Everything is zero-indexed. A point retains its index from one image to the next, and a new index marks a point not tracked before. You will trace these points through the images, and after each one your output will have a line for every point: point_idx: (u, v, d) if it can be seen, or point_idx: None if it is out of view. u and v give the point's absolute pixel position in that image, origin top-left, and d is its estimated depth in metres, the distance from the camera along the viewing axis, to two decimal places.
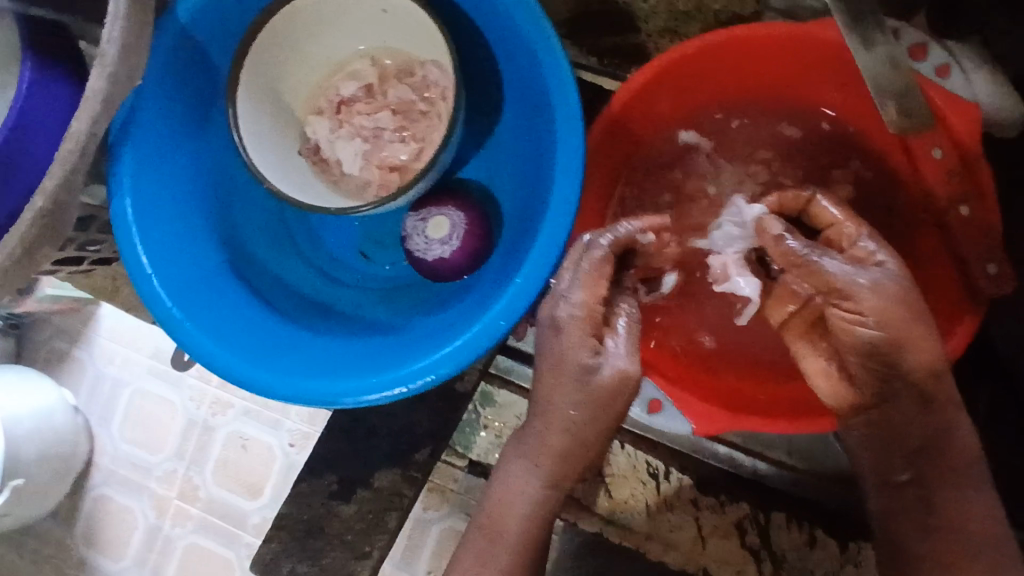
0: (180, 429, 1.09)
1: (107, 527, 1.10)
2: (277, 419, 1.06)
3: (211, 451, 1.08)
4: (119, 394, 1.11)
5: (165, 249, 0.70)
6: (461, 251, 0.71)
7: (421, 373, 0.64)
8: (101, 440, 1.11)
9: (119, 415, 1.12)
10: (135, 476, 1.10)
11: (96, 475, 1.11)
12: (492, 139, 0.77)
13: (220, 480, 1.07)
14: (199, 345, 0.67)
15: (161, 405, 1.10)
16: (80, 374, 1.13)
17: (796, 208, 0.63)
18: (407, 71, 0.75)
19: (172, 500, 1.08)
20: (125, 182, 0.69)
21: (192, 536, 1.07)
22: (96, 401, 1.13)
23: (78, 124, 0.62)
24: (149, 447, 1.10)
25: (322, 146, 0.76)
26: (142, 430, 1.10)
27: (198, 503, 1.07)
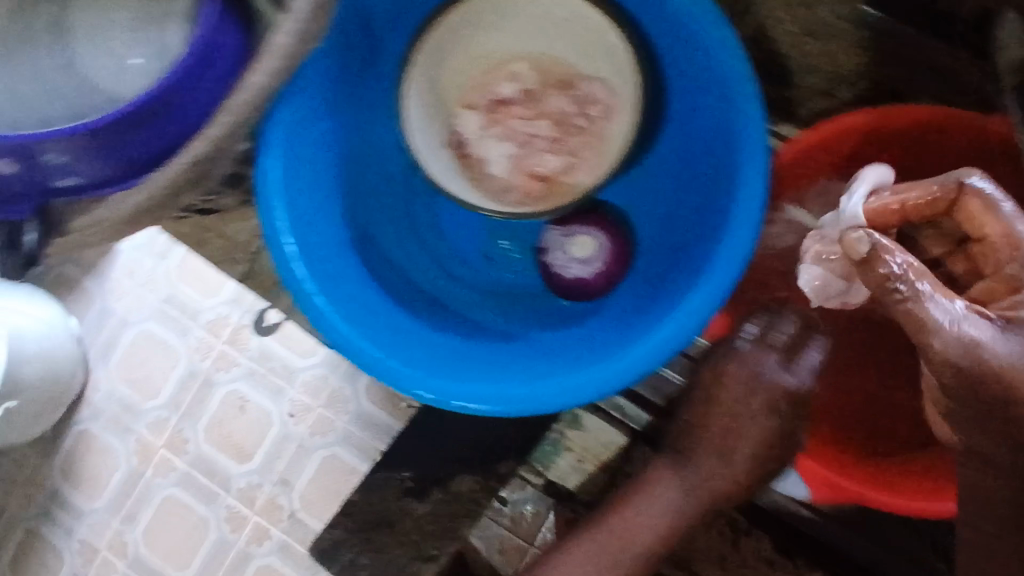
0: (178, 378, 1.03)
1: (88, 464, 1.05)
2: (280, 387, 1.01)
3: (208, 407, 1.03)
4: (122, 330, 1.06)
5: (303, 217, 0.68)
6: (602, 276, 0.71)
7: (558, 396, 0.62)
8: (97, 374, 1.06)
9: (118, 351, 1.06)
10: (124, 418, 1.05)
11: (84, 410, 1.06)
12: (644, 165, 0.75)
13: (212, 438, 1.02)
14: (329, 324, 0.65)
15: (160, 350, 1.04)
16: (86, 303, 1.07)
17: (929, 208, 0.53)
18: (571, 83, 0.74)
19: (158, 448, 1.03)
20: (276, 142, 0.66)
21: (172, 488, 1.02)
22: (97, 333, 1.07)
23: (257, 77, 0.58)
24: (143, 390, 1.04)
25: (468, 142, 0.75)
26: (139, 371, 1.05)
27: (185, 456, 1.02)
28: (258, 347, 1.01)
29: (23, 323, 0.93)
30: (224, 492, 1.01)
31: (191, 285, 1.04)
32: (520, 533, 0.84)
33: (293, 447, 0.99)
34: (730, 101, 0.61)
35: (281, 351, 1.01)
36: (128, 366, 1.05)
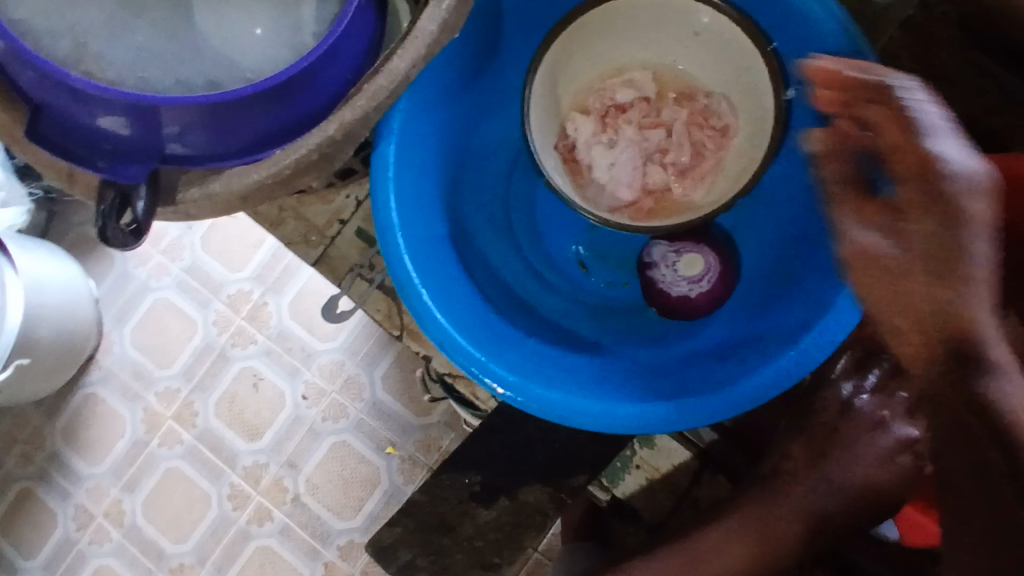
0: (195, 350, 1.05)
1: (94, 428, 1.05)
2: (295, 368, 1.04)
3: (221, 381, 1.05)
4: (142, 297, 1.07)
5: (413, 207, 0.66)
6: (707, 295, 0.68)
7: (667, 416, 0.60)
8: (111, 338, 1.07)
9: (136, 317, 1.07)
10: (135, 385, 1.06)
11: (95, 372, 1.06)
12: (756, 191, 0.74)
13: (223, 413, 1.04)
14: (434, 320, 0.63)
15: (181, 320, 1.06)
16: (108, 265, 1.08)
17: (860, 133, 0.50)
18: (689, 97, 0.74)
19: (166, 419, 1.05)
20: (396, 128, 0.64)
21: (178, 460, 1.04)
22: (118, 296, 1.08)
23: (400, 63, 0.55)
24: (157, 358, 1.06)
25: (579, 146, 0.73)
26: (156, 339, 1.06)
27: (193, 429, 1.04)
28: (279, 326, 1.04)
29: (41, 276, 0.93)
30: (228, 469, 1.04)
31: (215, 257, 1.06)
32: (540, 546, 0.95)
33: (304, 430, 1.03)
34: None
35: (302, 334, 1.04)
36: (144, 332, 1.07)
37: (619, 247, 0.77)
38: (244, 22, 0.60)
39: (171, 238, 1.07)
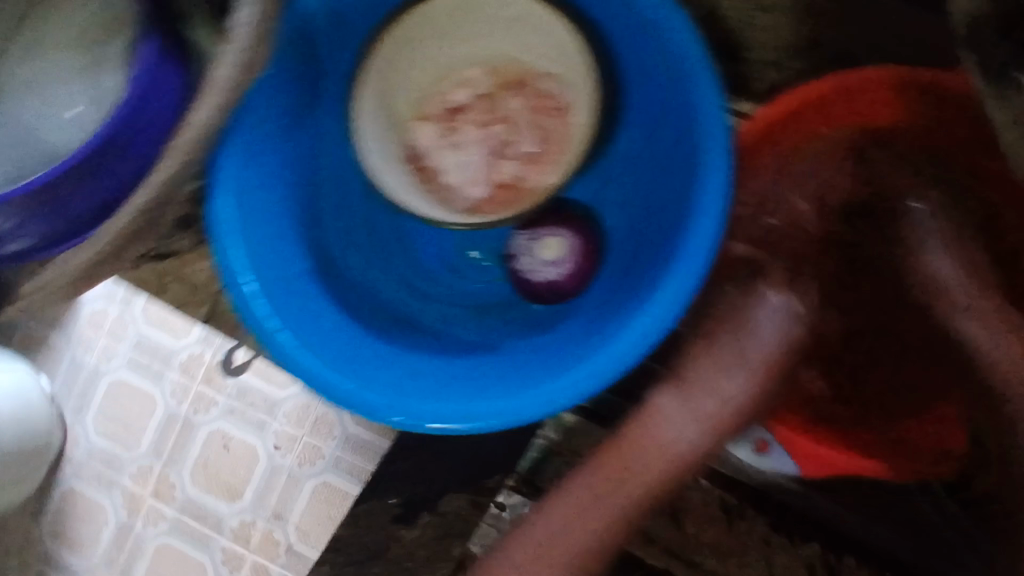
0: (159, 423, 1.01)
1: (79, 523, 1.02)
2: (262, 420, 0.98)
3: (188, 451, 1.00)
4: (96, 383, 1.03)
5: (261, 251, 0.65)
6: (570, 276, 0.69)
7: (543, 404, 0.60)
8: (77, 431, 1.03)
9: (96, 405, 1.03)
10: (108, 473, 1.02)
11: (67, 467, 1.03)
12: (608, 159, 0.73)
13: (198, 481, 1.00)
14: (297, 360, 0.63)
15: (137, 398, 1.01)
16: (59, 360, 1.03)
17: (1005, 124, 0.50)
18: (524, 83, 0.71)
19: (145, 498, 1.01)
20: (225, 177, 0.63)
21: (164, 536, 1.00)
22: (74, 390, 1.04)
23: (197, 115, 0.54)
24: (124, 444, 1.02)
25: (423, 154, 0.72)
26: (118, 424, 1.02)
27: (173, 503, 1.00)
28: (236, 385, 0.99)
29: None
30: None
31: (158, 328, 1.00)
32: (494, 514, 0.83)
33: (284, 479, 0.97)
34: (685, 81, 0.59)
35: (260, 385, 0.98)
36: (105, 418, 1.02)
37: (487, 241, 0.77)
38: (55, 107, 0.61)
39: (111, 317, 1.02)
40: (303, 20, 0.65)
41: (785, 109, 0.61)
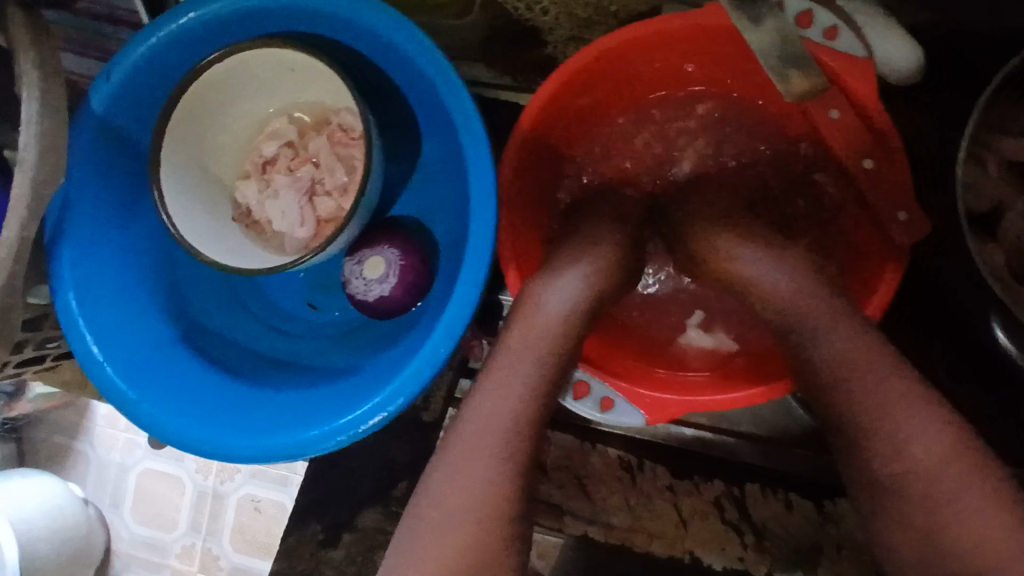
0: (192, 502, 1.24)
1: None
2: (282, 478, 1.20)
3: (224, 518, 1.22)
4: (125, 477, 1.28)
5: (114, 333, 0.72)
6: (401, 286, 0.73)
7: (374, 412, 0.66)
8: (117, 525, 1.29)
9: (129, 501, 1.28)
10: (154, 556, 1.27)
11: (116, 561, 1.28)
12: (418, 174, 0.80)
13: (237, 546, 1.22)
14: (161, 423, 0.69)
15: (166, 482, 1.25)
16: (84, 467, 1.29)
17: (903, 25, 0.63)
18: (324, 123, 0.78)
19: (195, 572, 1.25)
20: (66, 275, 0.70)
21: None
22: (104, 491, 1.29)
23: (9, 232, 0.63)
24: (161, 527, 1.26)
25: (252, 209, 0.78)
26: (150, 511, 1.26)
27: (221, 571, 1.23)
28: None
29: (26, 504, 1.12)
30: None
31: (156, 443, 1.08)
32: None
33: None
34: (436, 86, 0.66)
35: None
36: (138, 510, 1.27)
37: (333, 274, 0.84)
38: None
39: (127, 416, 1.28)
40: (106, 118, 0.73)
41: (549, 89, 0.68)
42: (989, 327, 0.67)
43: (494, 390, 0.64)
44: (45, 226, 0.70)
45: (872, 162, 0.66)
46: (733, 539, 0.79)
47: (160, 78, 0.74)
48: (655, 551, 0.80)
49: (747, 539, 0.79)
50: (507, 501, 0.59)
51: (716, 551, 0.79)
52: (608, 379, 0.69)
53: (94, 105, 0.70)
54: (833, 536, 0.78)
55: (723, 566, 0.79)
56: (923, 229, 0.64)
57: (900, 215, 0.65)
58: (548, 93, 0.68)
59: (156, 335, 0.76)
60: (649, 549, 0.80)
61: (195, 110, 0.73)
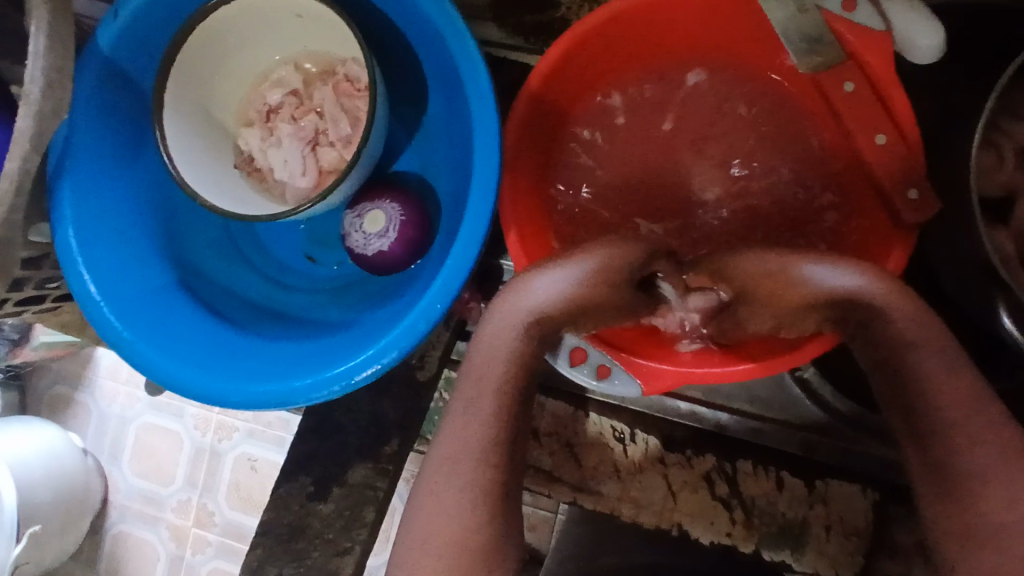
0: (190, 456, 1.24)
1: (132, 559, 1.27)
2: (278, 439, 1.21)
3: (221, 474, 1.22)
4: (126, 428, 1.28)
5: (111, 273, 0.72)
6: (400, 241, 0.72)
7: (368, 363, 0.66)
8: (115, 477, 1.28)
9: (128, 451, 1.28)
10: (149, 509, 1.27)
11: (113, 513, 1.28)
12: (422, 131, 0.79)
13: (233, 503, 1.22)
14: (156, 364, 0.69)
15: (167, 435, 1.26)
16: (85, 417, 1.30)
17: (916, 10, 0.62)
18: (330, 73, 0.77)
19: (188, 528, 1.24)
20: (66, 212, 0.70)
21: (214, 560, 1.22)
22: (103, 441, 1.30)
23: (11, 164, 0.62)
24: (160, 479, 1.26)
25: (255, 156, 0.78)
26: (150, 462, 1.27)
27: (215, 528, 1.22)
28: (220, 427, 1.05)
29: (23, 452, 1.13)
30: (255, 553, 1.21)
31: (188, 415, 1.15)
32: (542, 505, 0.96)
33: None
34: (444, 38, 0.65)
35: None
36: (137, 461, 1.28)
37: (333, 228, 0.83)
38: None
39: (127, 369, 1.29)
40: (109, 57, 0.72)
41: (560, 50, 0.67)
42: (995, 311, 0.65)
43: (464, 414, 0.64)
44: (47, 161, 0.70)
45: (884, 138, 0.64)
46: (722, 514, 0.79)
47: (163, 20, 0.73)
48: (643, 522, 0.80)
49: (735, 514, 0.79)
50: (477, 527, 0.59)
51: (704, 523, 0.79)
52: (602, 345, 0.69)
53: (100, 44, 0.70)
54: (822, 517, 0.77)
55: (710, 539, 0.79)
56: (934, 207, 0.62)
57: (910, 193, 0.63)
58: (558, 54, 0.67)
59: (154, 279, 0.76)
60: (636, 520, 0.80)
61: (200, 51, 0.72)
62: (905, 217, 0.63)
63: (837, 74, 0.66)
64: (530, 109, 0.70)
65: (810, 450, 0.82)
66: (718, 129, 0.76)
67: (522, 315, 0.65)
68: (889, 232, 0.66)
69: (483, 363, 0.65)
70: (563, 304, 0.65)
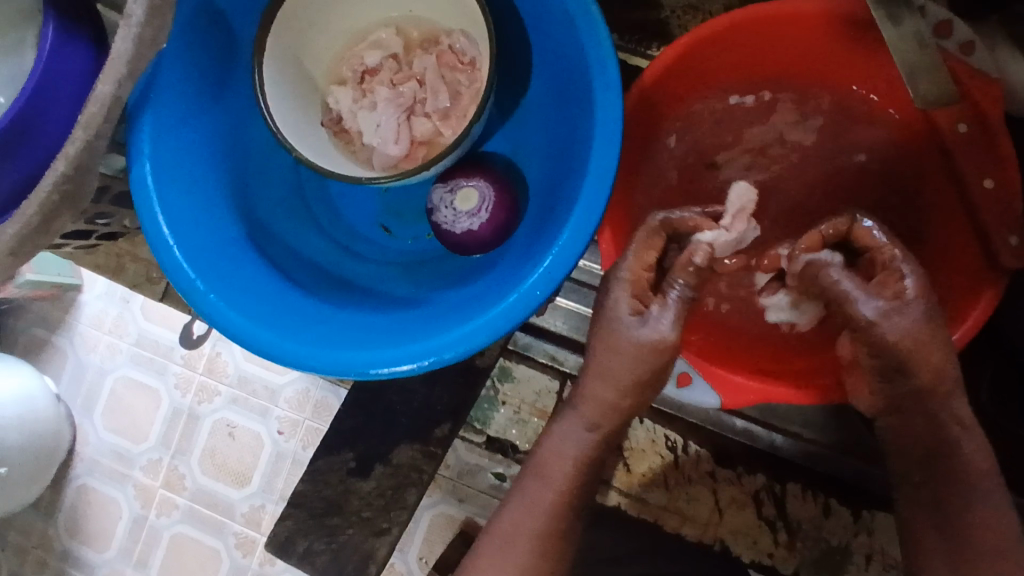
0: (166, 417, 1.15)
1: (94, 517, 1.16)
2: (265, 408, 1.11)
3: (197, 439, 1.14)
4: (102, 380, 1.18)
5: (184, 216, 0.69)
6: (490, 223, 0.71)
7: (452, 345, 0.63)
8: (85, 429, 1.17)
9: (102, 404, 1.18)
10: (118, 466, 1.16)
11: (78, 465, 1.17)
12: (520, 113, 0.78)
13: (206, 469, 1.13)
14: (224, 318, 0.66)
15: (143, 393, 1.16)
16: (62, 362, 1.19)
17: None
18: (433, 41, 0.75)
19: (157, 490, 1.15)
20: (145, 147, 0.67)
21: (178, 525, 1.13)
22: (78, 391, 1.19)
23: (103, 87, 0.59)
24: (132, 436, 1.16)
25: (343, 117, 0.75)
26: (124, 418, 1.17)
27: (185, 492, 1.13)
28: (236, 372, 1.12)
29: None
30: (227, 520, 1.11)
31: (258, 364, 1.12)
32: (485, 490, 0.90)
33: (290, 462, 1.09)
34: (574, 22, 0.63)
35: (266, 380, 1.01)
36: (110, 415, 1.17)
37: (410, 200, 0.82)
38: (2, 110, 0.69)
39: (112, 317, 1.17)
40: None
41: (681, 49, 0.66)
42: None
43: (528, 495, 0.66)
44: (131, 92, 0.67)
45: (993, 181, 0.65)
46: (765, 534, 0.80)
47: None
48: (685, 533, 0.81)
49: (779, 535, 0.80)
50: None
51: (747, 542, 0.80)
52: (688, 355, 0.69)
53: None
54: (864, 545, 0.79)
55: (751, 558, 0.80)
56: None
57: (1011, 239, 0.63)
58: (676, 54, 0.66)
59: (223, 229, 0.72)
60: (679, 531, 0.81)
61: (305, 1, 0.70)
62: (1002, 260, 0.63)
63: (949, 113, 0.67)
64: (639, 106, 0.68)
65: (864, 480, 0.79)
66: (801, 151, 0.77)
67: (567, 420, 0.68)
68: (979, 274, 0.67)
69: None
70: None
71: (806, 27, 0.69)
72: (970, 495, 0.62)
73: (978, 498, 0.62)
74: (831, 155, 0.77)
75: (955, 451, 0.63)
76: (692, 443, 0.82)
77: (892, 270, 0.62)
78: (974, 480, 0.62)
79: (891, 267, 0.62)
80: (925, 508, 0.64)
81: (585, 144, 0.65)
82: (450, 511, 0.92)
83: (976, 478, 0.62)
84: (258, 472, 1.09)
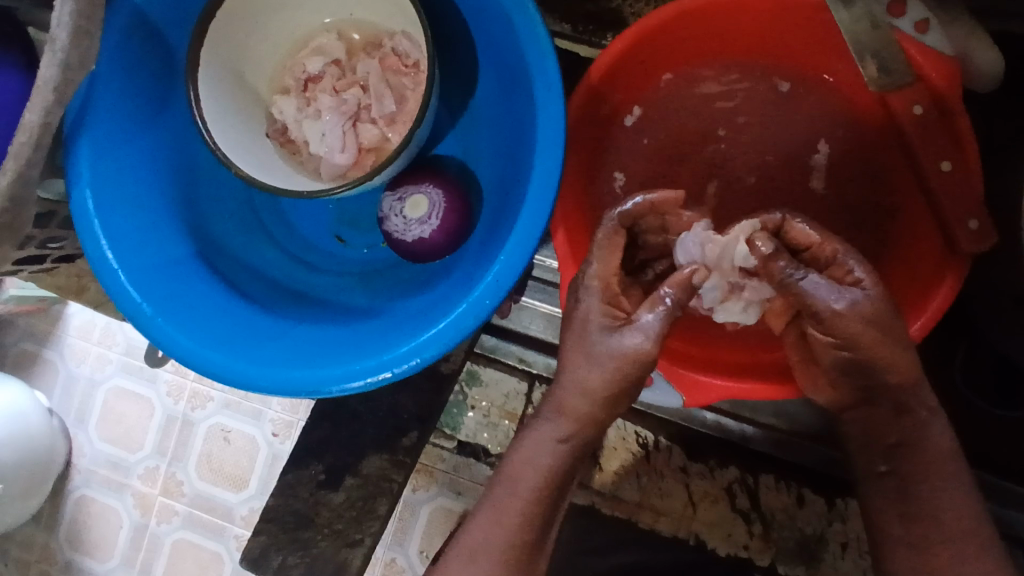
0: (160, 425, 1.12)
1: (93, 527, 1.13)
2: (258, 410, 1.09)
3: (194, 444, 1.10)
4: (95, 392, 1.14)
5: (130, 240, 0.67)
6: (441, 229, 0.69)
7: (406, 357, 0.62)
8: (80, 440, 1.14)
9: (96, 414, 1.14)
10: (115, 475, 1.13)
11: (76, 476, 1.14)
12: (468, 115, 0.77)
13: (203, 474, 1.09)
14: (173, 341, 0.65)
15: (138, 402, 1.13)
16: (53, 377, 1.15)
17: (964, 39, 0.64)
18: (376, 45, 0.74)
19: (156, 498, 1.11)
20: (84, 172, 0.65)
21: (179, 531, 1.10)
22: (70, 403, 1.15)
23: (30, 115, 0.57)
24: (127, 446, 1.13)
25: (288, 127, 0.74)
26: (119, 428, 1.13)
27: (184, 498, 1.10)
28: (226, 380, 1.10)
29: None
30: (227, 522, 1.08)
31: None
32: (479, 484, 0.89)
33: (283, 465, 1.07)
34: (511, 21, 0.61)
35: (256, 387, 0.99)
36: (104, 424, 1.14)
37: (364, 207, 0.81)
38: None
39: (100, 328, 1.14)
40: (141, 7, 0.67)
41: (626, 42, 0.64)
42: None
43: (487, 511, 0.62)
44: (66, 116, 0.65)
45: (950, 164, 0.62)
46: (740, 526, 0.79)
47: None
48: (660, 529, 0.80)
49: (754, 527, 0.79)
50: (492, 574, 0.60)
51: (721, 535, 0.80)
52: None
53: None
54: (840, 533, 0.78)
55: (726, 551, 0.79)
56: (993, 239, 0.61)
57: (970, 224, 0.61)
58: (621, 47, 0.64)
59: (172, 249, 0.71)
60: (654, 527, 0.80)
61: (240, 10, 0.68)
62: (962, 246, 0.61)
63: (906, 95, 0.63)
64: (587, 102, 0.66)
65: (838, 467, 0.79)
66: (759, 138, 0.75)
67: None
68: (939, 257, 0.65)
69: (505, 467, 0.64)
70: (588, 412, 0.62)
71: (756, 11, 0.66)
72: (931, 484, 0.62)
73: (939, 487, 0.61)
74: (792, 138, 0.75)
75: (910, 441, 0.63)
76: (664, 438, 0.81)
77: (841, 264, 0.60)
78: (935, 468, 0.62)
79: (839, 262, 0.60)
80: (890, 500, 0.64)
81: (530, 145, 0.63)
82: (447, 504, 0.91)
83: (935, 466, 0.62)
84: (258, 475, 1.06)
